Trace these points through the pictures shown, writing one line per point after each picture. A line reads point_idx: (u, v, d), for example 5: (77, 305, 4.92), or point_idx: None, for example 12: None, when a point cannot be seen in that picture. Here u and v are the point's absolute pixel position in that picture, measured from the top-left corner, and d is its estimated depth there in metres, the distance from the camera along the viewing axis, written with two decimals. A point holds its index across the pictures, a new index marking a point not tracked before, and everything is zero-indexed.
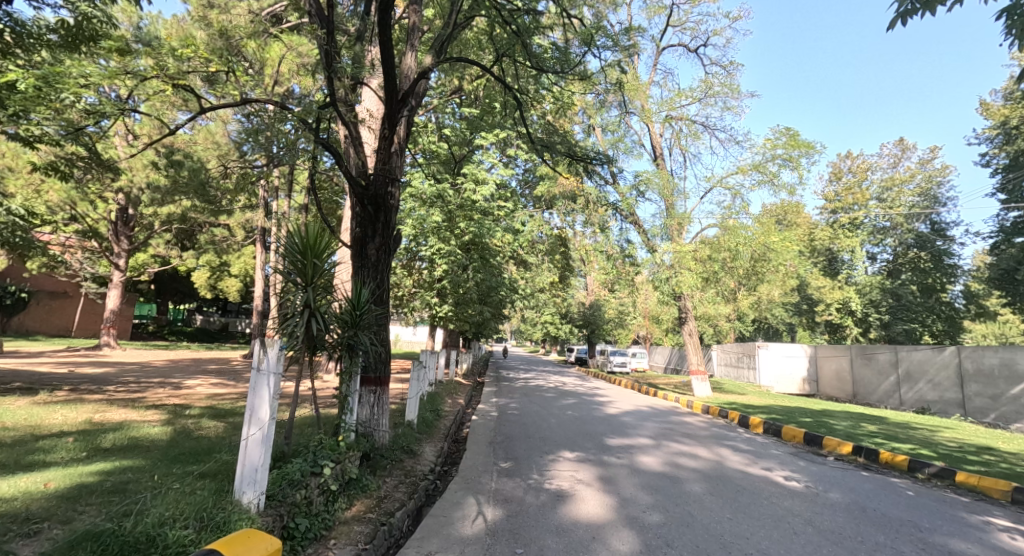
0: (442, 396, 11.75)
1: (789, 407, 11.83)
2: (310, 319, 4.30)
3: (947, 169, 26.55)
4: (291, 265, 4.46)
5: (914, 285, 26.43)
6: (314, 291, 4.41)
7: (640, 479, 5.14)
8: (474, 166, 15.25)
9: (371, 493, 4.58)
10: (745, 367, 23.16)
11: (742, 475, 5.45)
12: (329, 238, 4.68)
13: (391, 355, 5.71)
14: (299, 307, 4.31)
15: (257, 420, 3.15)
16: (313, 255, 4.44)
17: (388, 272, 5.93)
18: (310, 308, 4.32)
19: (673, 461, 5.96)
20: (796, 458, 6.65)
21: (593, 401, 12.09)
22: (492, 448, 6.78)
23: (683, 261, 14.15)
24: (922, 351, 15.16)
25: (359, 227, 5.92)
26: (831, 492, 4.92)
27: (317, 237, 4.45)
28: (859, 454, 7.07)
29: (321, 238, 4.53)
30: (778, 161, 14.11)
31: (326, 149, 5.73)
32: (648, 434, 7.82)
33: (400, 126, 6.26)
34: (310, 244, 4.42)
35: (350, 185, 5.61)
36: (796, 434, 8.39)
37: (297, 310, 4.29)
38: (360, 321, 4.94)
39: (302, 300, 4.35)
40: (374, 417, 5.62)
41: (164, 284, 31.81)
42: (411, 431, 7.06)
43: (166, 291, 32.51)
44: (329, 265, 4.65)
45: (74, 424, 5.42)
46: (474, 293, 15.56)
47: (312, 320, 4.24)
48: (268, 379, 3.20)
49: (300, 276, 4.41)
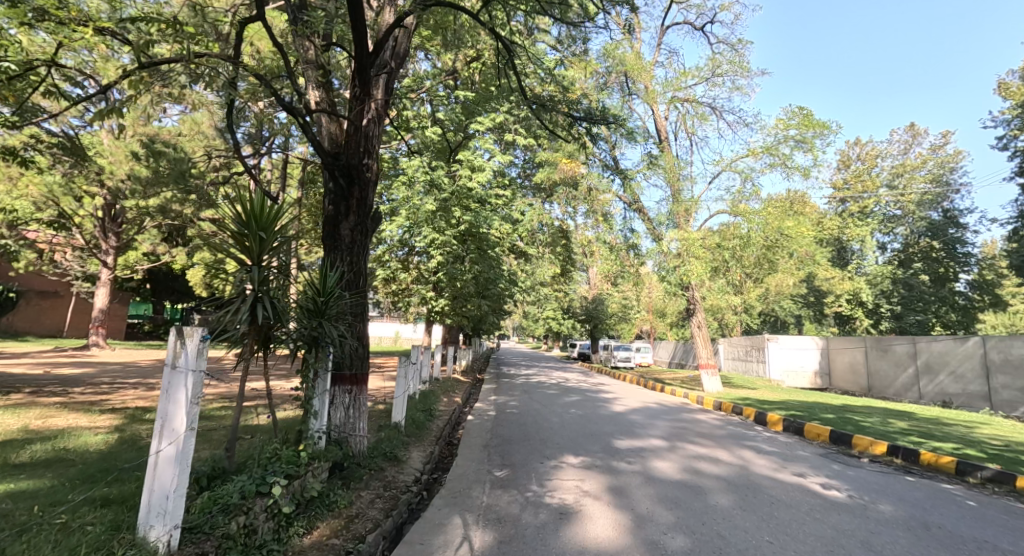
0: (437, 394, 11.05)
1: (806, 402, 11.11)
2: (256, 305, 3.50)
3: (959, 154, 25.77)
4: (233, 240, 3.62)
5: (926, 275, 25.67)
6: (262, 273, 3.60)
7: (656, 490, 4.44)
8: (470, 154, 14.57)
9: (340, 512, 3.87)
10: (752, 361, 22.39)
11: (772, 483, 4.74)
12: (282, 207, 3.81)
13: (368, 350, 5.07)
14: (243, 291, 3.51)
15: (171, 432, 2.43)
16: (260, 228, 3.58)
17: (365, 256, 5.21)
18: (256, 292, 3.53)
19: (691, 467, 5.24)
20: (829, 461, 5.92)
21: (599, 398, 11.38)
22: (487, 453, 6.06)
23: (691, 249, 13.37)
24: (943, 341, 14.42)
25: (331, 205, 5.19)
26: (881, 504, 4.20)
27: (265, 205, 3.59)
28: (896, 455, 6.36)
29: (272, 207, 3.68)
30: (791, 143, 13.37)
31: (291, 114, 4.97)
32: (660, 435, 7.11)
33: (379, 92, 5.51)
34: (255, 214, 3.56)
35: (318, 155, 4.87)
36: (821, 432, 7.71)
37: (241, 293, 3.51)
38: (327, 311, 4.25)
39: (247, 282, 3.55)
40: (350, 421, 4.93)
41: (158, 283, 31.22)
42: (397, 435, 6.38)
43: (161, 290, 31.91)
44: (282, 239, 3.80)
45: (3, 433, 4.71)
46: (472, 287, 14.90)
47: (261, 308, 3.45)
48: (185, 378, 2.47)
49: (243, 254, 3.56)
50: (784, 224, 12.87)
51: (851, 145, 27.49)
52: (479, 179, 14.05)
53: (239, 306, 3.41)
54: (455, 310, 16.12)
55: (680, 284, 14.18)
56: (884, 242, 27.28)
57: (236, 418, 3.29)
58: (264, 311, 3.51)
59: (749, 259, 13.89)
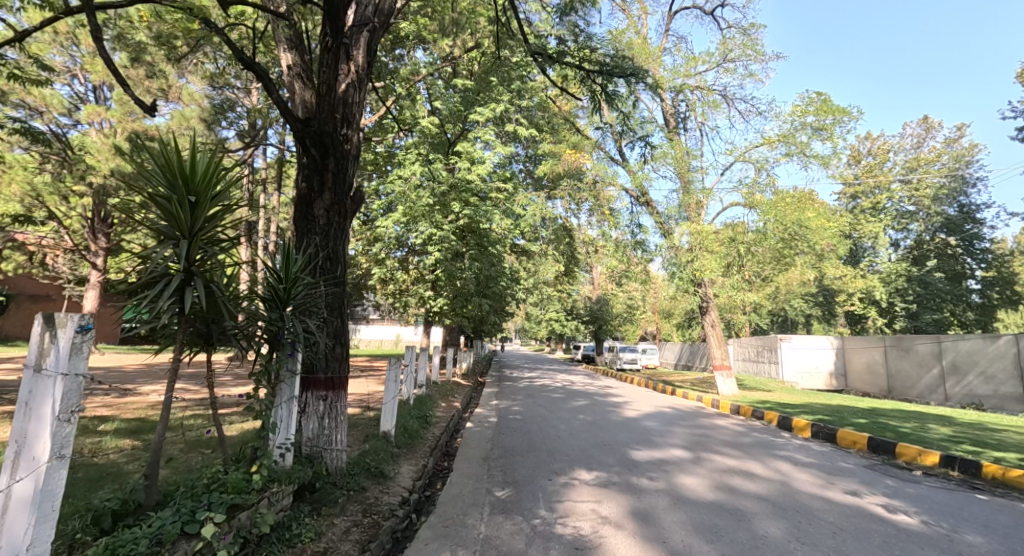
0: (434, 399, 10.32)
1: (831, 405, 10.33)
2: (185, 289, 2.74)
3: (975, 147, 24.98)
4: (159, 208, 2.83)
5: (942, 272, 24.83)
6: (196, 247, 2.82)
7: (688, 515, 3.70)
8: (469, 146, 13.92)
9: (306, 548, 3.13)
10: (764, 362, 21.57)
11: (825, 505, 3.99)
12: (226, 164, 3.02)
13: (347, 349, 4.38)
14: (169, 271, 2.75)
15: (30, 462, 1.71)
16: (190, 191, 2.81)
17: (344, 240, 4.52)
18: (188, 274, 2.79)
19: (724, 484, 4.50)
20: (879, 474, 5.16)
21: (608, 402, 10.62)
22: (487, 467, 5.30)
23: (704, 243, 12.65)
24: (971, 340, 13.67)
25: (304, 182, 4.48)
26: (966, 533, 3.44)
27: (198, 161, 2.79)
28: (952, 467, 5.59)
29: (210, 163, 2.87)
30: (810, 130, 12.61)
31: (253, 72, 4.24)
32: (682, 444, 6.33)
33: (361, 53, 4.80)
34: (186, 172, 2.77)
35: (286, 120, 4.12)
36: (858, 440, 6.95)
37: (165, 273, 2.76)
38: (291, 300, 3.53)
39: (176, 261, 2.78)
40: (326, 432, 4.20)
41: None
42: (384, 446, 5.65)
43: None
44: (227, 204, 3.01)
45: None
46: (472, 285, 14.14)
47: (192, 292, 2.70)
48: (54, 385, 1.74)
49: (171, 225, 2.79)
50: (805, 215, 12.08)
51: (862, 139, 26.72)
52: (478, 170, 13.38)
53: (161, 288, 2.66)
54: (455, 310, 15.38)
55: (692, 282, 13.41)
56: (897, 238, 26.46)
57: (161, 431, 2.55)
58: (196, 297, 2.77)
59: (763, 254, 13.16)
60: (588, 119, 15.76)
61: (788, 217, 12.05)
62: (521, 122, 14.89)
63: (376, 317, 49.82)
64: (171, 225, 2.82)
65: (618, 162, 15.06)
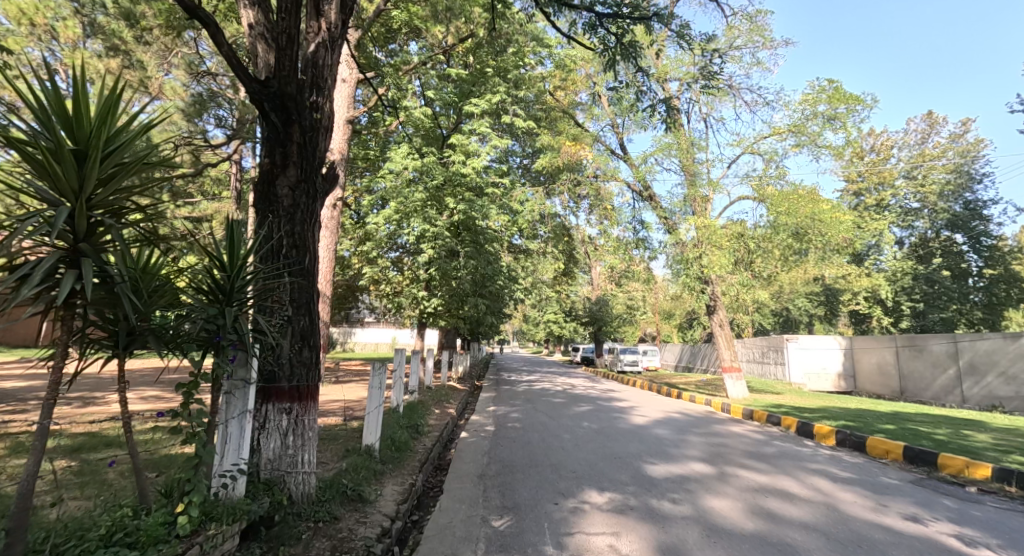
0: (427, 405, 9.62)
1: (851, 409, 9.69)
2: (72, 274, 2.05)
3: (981, 142, 24.46)
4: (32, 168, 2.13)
5: (948, 270, 24.30)
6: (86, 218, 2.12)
7: (728, 551, 3.04)
8: (463, 140, 13.34)
9: None
10: (769, 363, 20.95)
11: (887, 535, 3.34)
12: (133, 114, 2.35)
13: (314, 356, 3.69)
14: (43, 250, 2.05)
15: None
16: (77, 140, 2.15)
17: (311, 227, 3.85)
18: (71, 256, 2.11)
19: (762, 508, 3.84)
20: (932, 492, 4.50)
21: (613, 408, 9.95)
22: (482, 487, 4.63)
23: (711, 237, 12.05)
24: (990, 339, 13.19)
25: (263, 156, 3.78)
26: None
27: (87, 105, 2.12)
28: (1009, 482, 4.94)
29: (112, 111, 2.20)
30: (822, 120, 11.99)
31: (200, 19, 3.50)
32: (701, 456, 5.68)
33: (333, 9, 4.13)
34: (70, 119, 2.12)
35: (239, 80, 3.41)
36: (892, 449, 6.30)
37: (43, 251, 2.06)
38: (237, 295, 2.83)
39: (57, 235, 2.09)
40: (289, 453, 3.51)
41: None
42: (365, 463, 4.96)
43: None
44: (133, 161, 2.32)
45: None
46: (468, 285, 13.49)
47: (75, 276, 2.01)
48: None
49: (51, 187, 2.10)
50: (818, 209, 11.47)
51: (865, 135, 26.23)
52: (473, 163, 12.75)
53: (30, 270, 1.96)
54: (451, 312, 14.72)
55: (698, 280, 12.78)
56: (902, 236, 25.92)
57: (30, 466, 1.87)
58: (83, 283, 2.08)
59: (774, 250, 12.54)
60: (588, 111, 15.17)
61: (800, 212, 11.43)
62: (519, 113, 14.30)
63: (372, 320, 49.15)
64: (51, 186, 2.13)
65: (620, 156, 14.50)
